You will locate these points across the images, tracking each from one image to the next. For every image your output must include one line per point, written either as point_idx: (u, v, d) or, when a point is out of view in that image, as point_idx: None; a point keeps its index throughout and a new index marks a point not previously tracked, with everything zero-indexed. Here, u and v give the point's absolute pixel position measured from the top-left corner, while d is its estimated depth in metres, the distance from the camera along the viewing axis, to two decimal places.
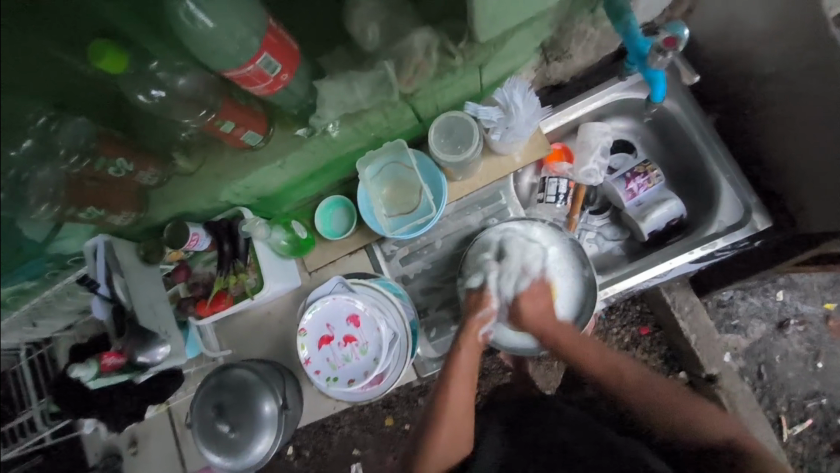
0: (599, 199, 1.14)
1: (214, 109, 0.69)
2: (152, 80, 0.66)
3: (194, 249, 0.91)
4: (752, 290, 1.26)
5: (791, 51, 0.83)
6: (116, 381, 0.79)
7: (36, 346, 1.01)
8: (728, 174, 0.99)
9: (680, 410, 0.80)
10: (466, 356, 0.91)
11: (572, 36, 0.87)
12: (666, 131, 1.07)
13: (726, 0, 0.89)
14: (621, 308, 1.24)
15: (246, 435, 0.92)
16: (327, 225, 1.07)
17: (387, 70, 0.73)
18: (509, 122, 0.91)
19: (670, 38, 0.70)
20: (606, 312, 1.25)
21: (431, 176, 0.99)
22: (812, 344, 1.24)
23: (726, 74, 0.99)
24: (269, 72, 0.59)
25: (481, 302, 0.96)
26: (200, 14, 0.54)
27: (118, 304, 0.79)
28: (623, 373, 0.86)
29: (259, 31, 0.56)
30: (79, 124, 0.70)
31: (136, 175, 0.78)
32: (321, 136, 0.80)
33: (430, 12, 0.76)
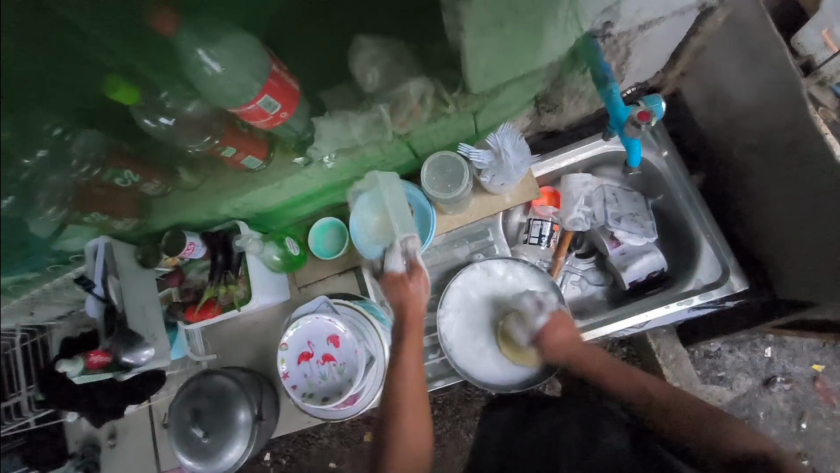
0: (586, 243, 1.17)
1: (218, 135, 0.75)
2: (161, 110, 0.74)
3: (189, 257, 0.96)
4: (740, 344, 1.26)
5: (771, 126, 0.85)
6: (96, 379, 0.82)
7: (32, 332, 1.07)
8: (709, 234, 1.02)
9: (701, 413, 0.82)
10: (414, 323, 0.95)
11: (564, 92, 0.92)
12: (653, 184, 1.10)
13: (712, 71, 0.94)
14: (612, 347, 1.18)
15: (220, 441, 0.95)
16: (320, 244, 1.12)
17: (382, 112, 0.79)
18: (499, 167, 0.96)
19: (644, 112, 0.74)
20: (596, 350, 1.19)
21: (422, 210, 1.04)
22: (797, 404, 1.25)
23: (713, 137, 1.03)
24: (269, 111, 0.64)
25: (400, 284, 0.96)
26: (209, 59, 0.60)
27: (109, 305, 0.83)
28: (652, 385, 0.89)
29: (260, 77, 0.62)
30: (91, 137, 0.77)
31: (141, 185, 0.84)
32: (317, 166, 0.85)
33: (428, 61, 0.82)
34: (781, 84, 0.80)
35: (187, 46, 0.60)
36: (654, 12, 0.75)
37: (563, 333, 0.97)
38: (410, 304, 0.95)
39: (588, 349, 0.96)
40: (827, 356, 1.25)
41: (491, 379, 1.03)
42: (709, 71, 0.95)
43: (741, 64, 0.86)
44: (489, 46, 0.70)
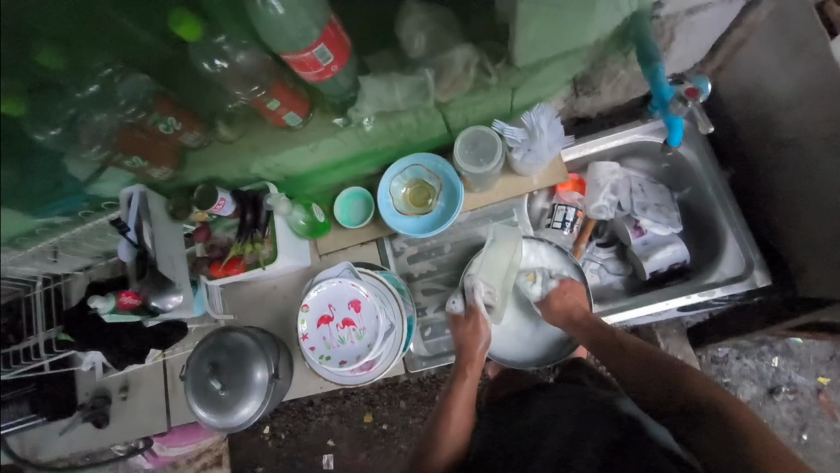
0: (608, 233, 1.17)
1: (265, 87, 0.76)
2: (217, 52, 0.75)
3: (218, 214, 0.94)
4: (747, 351, 1.27)
5: (808, 120, 0.86)
6: (126, 320, 0.85)
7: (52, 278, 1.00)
8: (736, 229, 1.02)
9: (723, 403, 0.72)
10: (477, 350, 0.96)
11: (603, 75, 0.93)
12: (681, 176, 1.11)
13: (752, 65, 0.95)
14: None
15: (236, 395, 0.96)
16: (345, 213, 1.12)
17: (427, 77, 0.80)
18: (531, 144, 0.95)
19: (694, 89, 0.79)
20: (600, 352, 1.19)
21: (450, 184, 1.04)
22: (800, 415, 1.25)
23: (747, 133, 1.04)
24: (321, 62, 0.67)
25: (462, 324, 0.99)
26: (274, 0, 0.63)
27: (142, 251, 0.83)
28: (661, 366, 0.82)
29: (319, 23, 0.65)
30: (139, 82, 0.80)
31: (182, 135, 0.85)
32: (355, 128, 0.86)
33: (475, 31, 0.83)
34: (818, 78, 0.82)
35: None
36: None
37: (572, 297, 0.99)
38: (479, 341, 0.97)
39: (594, 322, 0.94)
40: (833, 370, 1.26)
41: (507, 355, 1.05)
42: (748, 65, 0.96)
43: (782, 57, 0.87)
44: (540, 17, 0.70)
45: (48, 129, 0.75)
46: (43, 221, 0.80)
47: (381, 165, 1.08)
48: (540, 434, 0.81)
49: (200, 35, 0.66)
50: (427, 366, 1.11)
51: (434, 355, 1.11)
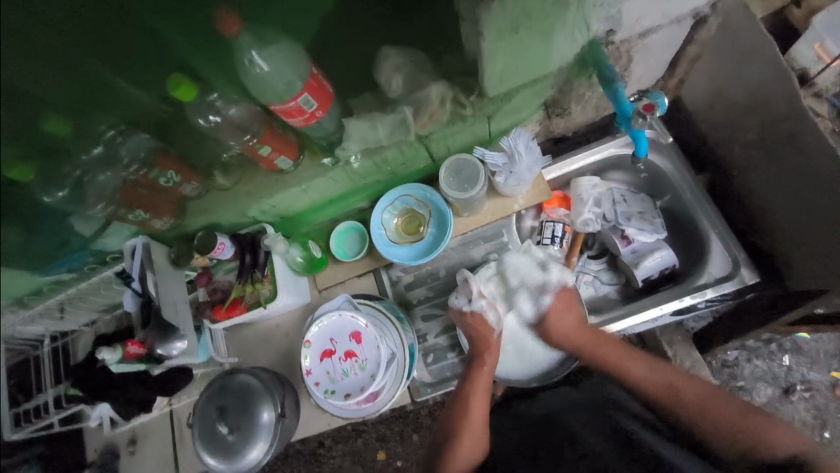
0: (597, 245, 1.21)
1: (257, 135, 0.82)
2: (210, 108, 0.82)
3: (218, 257, 0.97)
4: (757, 352, 1.27)
5: (769, 121, 0.91)
6: (132, 368, 0.87)
7: (58, 336, 1.02)
8: (718, 230, 1.07)
9: (727, 413, 0.78)
10: (490, 344, 0.96)
11: (572, 97, 0.99)
12: (659, 184, 1.15)
13: (709, 76, 1.02)
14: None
15: (243, 438, 0.97)
16: (341, 247, 1.15)
17: (406, 113, 0.86)
18: (512, 167, 1.00)
19: (649, 104, 0.83)
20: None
21: (439, 211, 1.09)
22: (819, 413, 1.24)
23: (715, 139, 1.10)
24: (307, 108, 0.73)
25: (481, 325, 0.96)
26: (258, 60, 0.70)
27: (146, 299, 0.87)
28: (667, 377, 0.86)
29: (302, 76, 0.71)
30: (140, 139, 0.85)
31: (181, 187, 0.90)
32: (343, 166, 0.91)
33: (448, 69, 0.89)
34: (771, 81, 0.87)
35: (244, 46, 0.70)
36: (651, 21, 0.84)
37: (566, 310, 0.99)
38: (489, 330, 0.97)
39: (611, 344, 0.94)
40: None
41: (509, 373, 1.07)
42: (706, 77, 1.02)
43: (735, 68, 0.93)
44: (506, 52, 0.76)
45: (56, 191, 0.80)
46: (52, 277, 0.86)
47: (372, 198, 1.13)
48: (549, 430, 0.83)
49: (195, 95, 0.73)
50: (432, 392, 1.11)
51: (438, 381, 1.11)
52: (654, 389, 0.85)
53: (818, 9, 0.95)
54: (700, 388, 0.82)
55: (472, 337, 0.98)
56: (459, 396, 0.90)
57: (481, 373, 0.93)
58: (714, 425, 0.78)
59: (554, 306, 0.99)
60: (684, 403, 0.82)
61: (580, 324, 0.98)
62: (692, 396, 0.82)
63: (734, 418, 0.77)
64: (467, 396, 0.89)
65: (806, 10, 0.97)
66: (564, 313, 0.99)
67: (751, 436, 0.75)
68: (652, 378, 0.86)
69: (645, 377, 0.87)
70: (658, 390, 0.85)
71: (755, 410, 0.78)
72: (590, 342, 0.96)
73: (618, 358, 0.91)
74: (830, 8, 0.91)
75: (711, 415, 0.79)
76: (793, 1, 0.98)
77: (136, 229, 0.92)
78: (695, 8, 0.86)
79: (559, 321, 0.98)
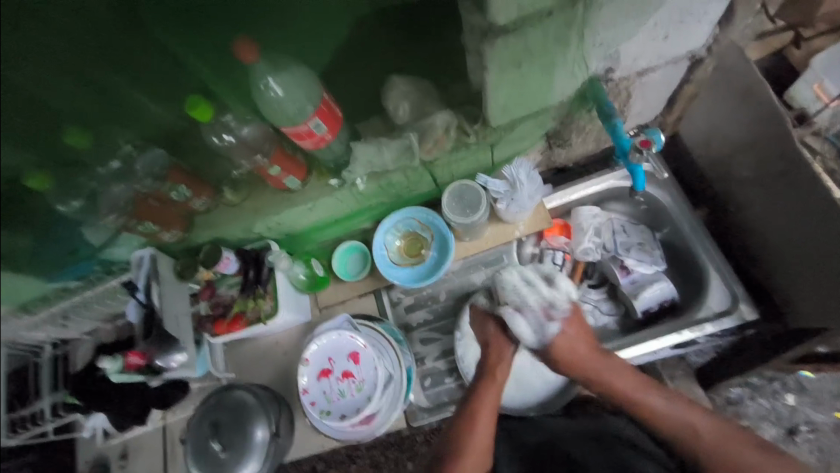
0: (597, 274, 1.21)
1: (267, 156, 0.85)
2: (224, 128, 0.86)
3: (222, 271, 1.00)
4: (760, 390, 1.25)
5: (766, 158, 0.93)
6: (131, 380, 0.88)
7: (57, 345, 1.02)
8: (716, 264, 1.08)
9: (746, 459, 0.76)
10: (504, 365, 0.91)
11: (573, 129, 1.02)
12: (658, 217, 1.17)
13: (707, 114, 1.05)
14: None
15: (235, 457, 0.96)
16: (343, 266, 1.17)
17: (412, 140, 0.89)
18: (514, 195, 1.03)
19: (646, 140, 0.87)
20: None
21: (441, 235, 1.11)
22: (824, 455, 1.21)
23: (714, 175, 1.12)
24: (316, 132, 0.76)
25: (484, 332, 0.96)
26: (273, 85, 0.74)
27: (151, 310, 0.88)
28: (688, 413, 0.81)
29: (313, 102, 0.75)
30: (157, 154, 0.89)
31: (191, 201, 0.93)
32: (349, 188, 0.94)
33: (453, 99, 0.93)
34: (766, 121, 0.90)
35: (260, 74, 0.74)
36: (647, 61, 0.88)
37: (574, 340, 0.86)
38: (506, 346, 0.92)
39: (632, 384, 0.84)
40: None
41: (508, 400, 1.07)
42: (704, 115, 1.06)
43: (731, 107, 0.97)
44: (508, 85, 0.79)
45: (71, 200, 0.85)
46: (57, 285, 0.88)
47: (376, 219, 1.15)
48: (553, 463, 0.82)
49: (211, 115, 0.77)
50: (429, 418, 1.10)
51: (435, 406, 1.10)
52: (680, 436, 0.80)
53: (817, 51, 1.00)
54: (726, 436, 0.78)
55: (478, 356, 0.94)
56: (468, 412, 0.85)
57: (487, 394, 0.87)
58: (730, 469, 0.76)
59: (562, 334, 0.85)
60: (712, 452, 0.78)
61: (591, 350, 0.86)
62: (713, 433, 0.79)
63: (750, 461, 0.76)
64: (477, 413, 0.85)
65: (805, 51, 1.02)
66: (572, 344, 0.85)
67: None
68: (673, 416, 0.81)
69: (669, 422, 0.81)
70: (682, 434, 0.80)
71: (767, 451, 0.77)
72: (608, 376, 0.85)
73: (636, 390, 0.83)
74: (829, 51, 0.96)
75: (725, 452, 0.77)
76: (792, 42, 1.03)
77: (145, 241, 0.95)
78: (690, 50, 0.91)
79: (568, 342, 0.85)
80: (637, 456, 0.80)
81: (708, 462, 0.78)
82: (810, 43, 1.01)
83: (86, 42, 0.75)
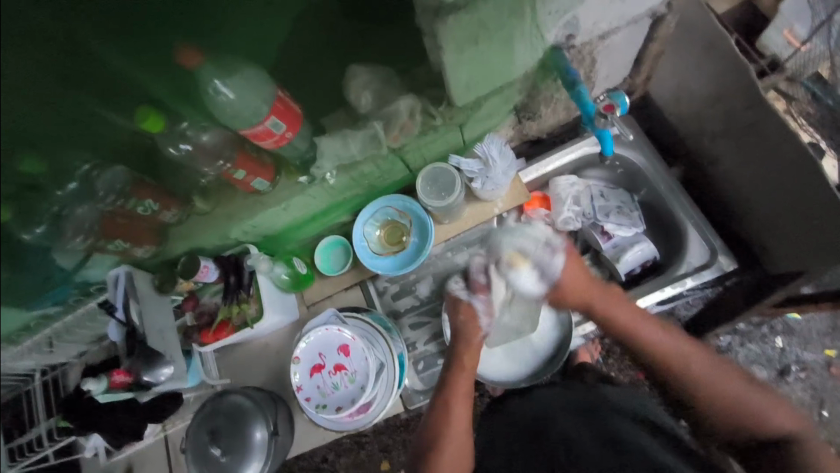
0: (580, 242, 1.21)
1: (230, 160, 0.83)
2: (181, 136, 0.83)
3: (203, 281, 0.99)
4: (749, 336, 1.29)
5: (734, 111, 0.94)
6: (120, 398, 0.88)
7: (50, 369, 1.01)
8: (693, 220, 1.09)
9: (735, 394, 0.75)
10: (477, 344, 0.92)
11: (541, 100, 1.01)
12: (633, 179, 1.18)
13: (674, 71, 1.04)
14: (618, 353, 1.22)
15: (237, 460, 0.97)
16: (326, 261, 1.16)
17: (377, 128, 0.87)
18: (488, 173, 1.02)
19: (610, 105, 0.85)
20: (603, 355, 1.23)
21: (420, 221, 1.10)
22: (815, 392, 1.26)
23: (684, 132, 1.13)
24: (275, 130, 0.75)
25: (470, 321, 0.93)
26: (223, 88, 0.72)
27: (131, 328, 0.87)
28: (678, 344, 0.79)
29: (268, 101, 0.73)
30: (115, 171, 0.86)
31: (160, 214, 0.91)
32: (320, 183, 0.92)
33: (416, 82, 0.91)
34: (732, 73, 0.90)
35: (207, 76, 0.72)
36: (609, 24, 0.86)
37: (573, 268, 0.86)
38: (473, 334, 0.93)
39: (621, 305, 0.84)
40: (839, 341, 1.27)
41: (502, 376, 1.09)
42: (671, 72, 1.05)
43: (696, 61, 0.96)
44: (468, 62, 0.77)
45: (34, 227, 0.80)
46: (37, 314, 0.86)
47: (354, 211, 1.14)
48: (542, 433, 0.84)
49: (164, 124, 0.75)
50: (425, 400, 1.11)
51: (429, 388, 1.12)
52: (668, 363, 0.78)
53: None
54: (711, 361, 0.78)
55: (458, 340, 0.93)
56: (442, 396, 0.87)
57: (461, 377, 0.88)
58: (729, 412, 0.75)
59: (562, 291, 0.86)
60: (700, 381, 0.77)
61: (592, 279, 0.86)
62: (707, 372, 0.77)
63: (739, 394, 0.75)
64: (452, 403, 0.85)
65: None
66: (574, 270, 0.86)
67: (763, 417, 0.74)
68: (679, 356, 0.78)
69: (666, 352, 0.79)
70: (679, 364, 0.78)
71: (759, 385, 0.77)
72: (601, 300, 0.85)
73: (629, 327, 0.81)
74: None
75: (722, 388, 0.76)
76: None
77: (119, 259, 0.94)
78: (651, 9, 0.89)
79: (572, 280, 0.85)
80: (625, 421, 0.81)
81: (701, 397, 0.76)
82: None
83: (53, 69, 0.74)
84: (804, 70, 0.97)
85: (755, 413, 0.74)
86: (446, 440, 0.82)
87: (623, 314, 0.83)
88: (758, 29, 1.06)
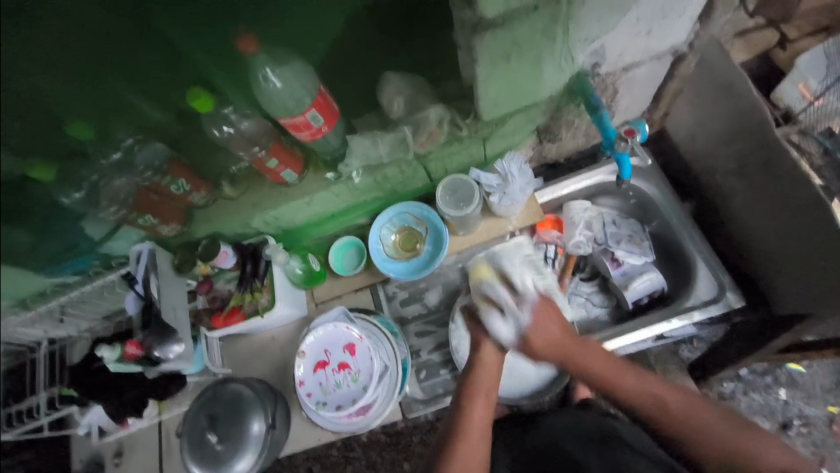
0: (590, 268, 1.24)
1: (265, 148, 0.87)
2: (225, 120, 0.89)
3: (221, 265, 1.01)
4: (752, 384, 1.27)
5: (748, 149, 0.97)
6: (128, 369, 0.89)
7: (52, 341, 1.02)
8: (703, 254, 1.10)
9: (721, 432, 0.75)
10: (489, 378, 0.88)
11: (562, 124, 1.06)
12: (646, 209, 1.21)
13: (691, 108, 1.09)
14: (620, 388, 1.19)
15: (232, 449, 0.96)
16: (339, 261, 1.18)
17: (406, 133, 0.92)
18: (505, 188, 1.05)
19: (630, 129, 0.92)
20: None
21: (435, 229, 1.13)
22: (818, 450, 1.23)
23: (699, 168, 1.17)
24: (313, 123, 0.80)
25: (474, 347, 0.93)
26: (272, 77, 0.78)
27: (149, 302, 0.89)
28: (651, 385, 0.81)
29: (311, 93, 0.79)
30: (156, 149, 0.91)
31: (190, 195, 0.95)
32: (345, 182, 0.96)
33: (446, 94, 0.96)
34: (747, 114, 0.94)
35: (258, 65, 0.78)
36: (632, 57, 0.92)
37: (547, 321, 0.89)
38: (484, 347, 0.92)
39: (588, 345, 0.87)
40: None
41: (502, 391, 1.09)
42: (688, 109, 1.10)
43: (713, 100, 1.01)
44: (498, 78, 0.82)
45: (73, 191, 0.86)
46: None
47: (372, 214, 1.17)
48: (546, 458, 0.83)
49: (212, 106, 0.80)
50: (424, 410, 1.11)
51: (429, 398, 1.11)
52: (645, 406, 0.79)
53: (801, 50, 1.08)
54: (689, 399, 0.78)
55: (475, 347, 0.93)
56: (464, 394, 0.86)
57: (478, 374, 0.89)
58: (724, 456, 0.73)
59: (534, 325, 0.89)
60: (680, 419, 0.77)
61: (563, 332, 0.88)
62: (682, 406, 0.78)
63: (724, 433, 0.75)
64: (471, 395, 0.85)
65: (790, 51, 1.09)
66: (546, 324, 0.89)
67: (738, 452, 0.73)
68: (643, 391, 0.80)
69: (642, 398, 0.80)
70: (656, 408, 0.79)
71: (740, 424, 0.76)
72: (576, 352, 0.87)
73: (618, 376, 0.82)
74: (812, 51, 1.04)
75: (699, 426, 0.76)
76: (778, 44, 1.10)
77: (144, 235, 0.97)
78: (673, 47, 0.95)
79: (544, 330, 0.88)
80: (633, 455, 0.80)
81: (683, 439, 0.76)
82: (794, 44, 1.09)
83: (97, 49, 0.80)
84: (817, 123, 0.99)
85: (743, 456, 0.73)
86: (468, 437, 0.79)
87: (598, 361, 0.85)
88: (775, 80, 1.11)
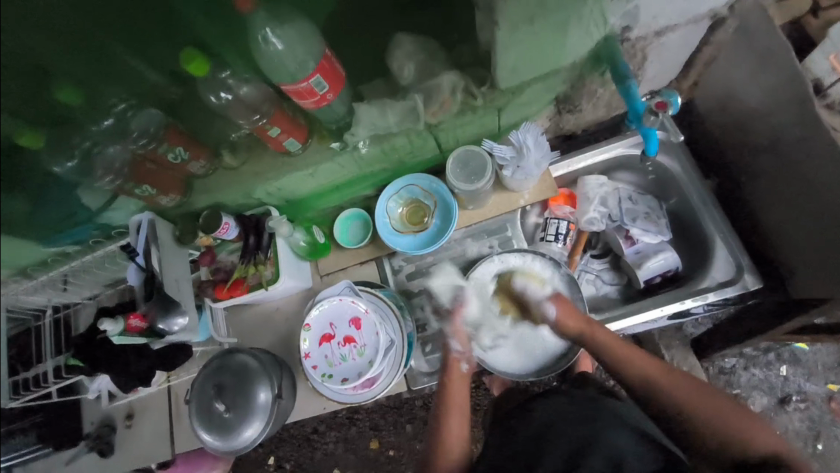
0: (601, 245, 1.21)
1: (266, 115, 0.82)
2: (222, 85, 0.83)
3: (222, 237, 0.98)
4: (754, 361, 1.27)
5: (785, 124, 0.90)
6: (132, 341, 0.87)
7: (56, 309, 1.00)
8: (722, 234, 1.06)
9: (722, 417, 0.73)
10: (461, 397, 0.90)
11: (584, 93, 0.99)
12: (665, 184, 1.15)
13: (724, 78, 1.01)
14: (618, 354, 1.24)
15: (240, 416, 0.98)
16: (344, 234, 1.15)
17: (417, 101, 0.86)
18: (520, 161, 0.99)
19: (662, 102, 0.85)
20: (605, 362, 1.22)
21: (444, 203, 1.09)
22: (813, 424, 1.25)
23: (726, 143, 1.10)
24: (318, 90, 0.74)
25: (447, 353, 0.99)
26: (273, 38, 0.71)
27: (150, 274, 0.87)
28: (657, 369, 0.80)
29: (315, 57, 0.72)
30: (150, 115, 0.86)
31: (189, 164, 0.91)
32: (351, 152, 0.91)
33: (460, 59, 0.89)
34: (787, 86, 0.87)
35: (257, 24, 0.71)
36: (667, 20, 0.84)
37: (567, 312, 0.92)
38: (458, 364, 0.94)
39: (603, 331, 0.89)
40: None
41: (507, 368, 1.03)
42: (719, 80, 1.03)
43: (749, 70, 0.93)
44: (519, 42, 0.75)
45: (65, 160, 0.81)
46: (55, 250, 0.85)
47: (379, 186, 1.13)
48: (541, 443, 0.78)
49: (208, 70, 0.74)
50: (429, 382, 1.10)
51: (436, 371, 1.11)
52: (647, 386, 0.79)
53: None
54: (691, 385, 0.77)
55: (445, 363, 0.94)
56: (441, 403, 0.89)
57: (453, 384, 0.91)
58: (725, 438, 0.72)
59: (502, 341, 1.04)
60: (686, 405, 0.75)
61: (581, 318, 0.91)
62: (686, 390, 0.76)
63: (726, 422, 0.73)
64: (448, 404, 0.89)
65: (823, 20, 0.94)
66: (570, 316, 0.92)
67: (731, 433, 0.72)
68: (649, 371, 0.80)
69: (646, 382, 0.80)
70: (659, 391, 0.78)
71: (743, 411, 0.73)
72: (593, 333, 0.89)
73: (627, 353, 0.83)
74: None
75: (702, 413, 0.74)
76: (810, 11, 0.96)
77: (143, 205, 0.93)
78: (712, 9, 0.86)
79: (567, 316, 0.92)
80: (621, 435, 0.77)
81: (687, 421, 0.75)
82: (827, 12, 0.94)
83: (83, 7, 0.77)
84: None
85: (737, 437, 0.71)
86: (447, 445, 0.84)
87: (608, 341, 0.87)
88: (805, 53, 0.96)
